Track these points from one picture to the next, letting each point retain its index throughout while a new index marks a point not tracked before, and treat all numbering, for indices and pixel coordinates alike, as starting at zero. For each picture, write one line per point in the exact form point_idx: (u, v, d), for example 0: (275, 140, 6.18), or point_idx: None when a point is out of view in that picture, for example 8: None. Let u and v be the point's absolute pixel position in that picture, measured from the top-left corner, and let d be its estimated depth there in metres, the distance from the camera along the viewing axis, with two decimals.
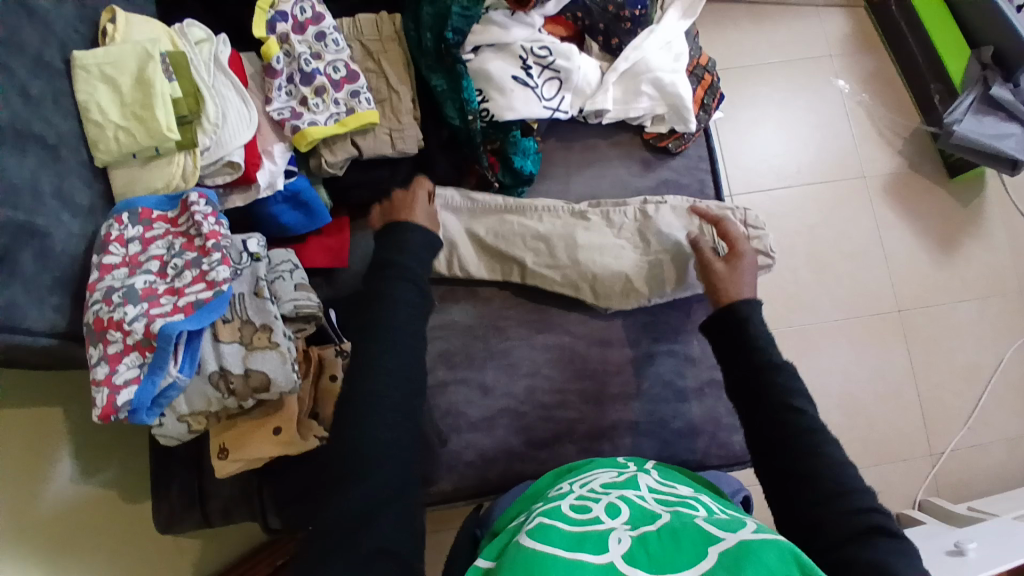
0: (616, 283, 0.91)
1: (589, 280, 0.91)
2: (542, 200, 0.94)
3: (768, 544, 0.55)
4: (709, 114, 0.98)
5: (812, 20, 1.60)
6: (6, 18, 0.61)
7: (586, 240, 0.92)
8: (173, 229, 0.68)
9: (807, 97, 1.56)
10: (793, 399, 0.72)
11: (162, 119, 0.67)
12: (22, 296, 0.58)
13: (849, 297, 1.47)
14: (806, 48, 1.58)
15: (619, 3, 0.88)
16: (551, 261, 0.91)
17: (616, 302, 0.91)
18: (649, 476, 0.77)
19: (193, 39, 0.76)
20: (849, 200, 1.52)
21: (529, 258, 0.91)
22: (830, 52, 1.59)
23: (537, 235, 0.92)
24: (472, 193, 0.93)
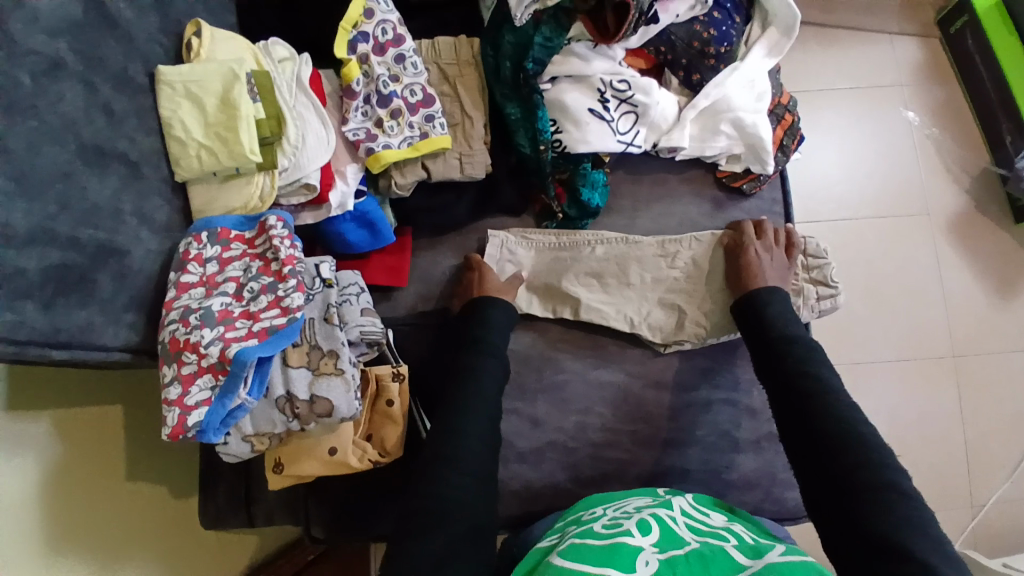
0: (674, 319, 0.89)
1: (647, 317, 0.90)
2: (597, 232, 0.92)
3: (795, 566, 0.56)
4: (787, 155, 0.95)
5: (883, 47, 1.53)
6: (90, 33, 0.61)
7: (640, 278, 0.90)
8: (250, 250, 0.68)
9: (871, 124, 1.50)
10: (841, 425, 0.68)
11: (246, 142, 0.67)
12: (99, 317, 0.59)
13: (901, 338, 1.42)
14: (875, 76, 1.52)
15: (705, 39, 0.87)
16: (606, 297, 0.90)
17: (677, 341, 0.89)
18: (683, 500, 0.74)
19: (276, 57, 0.77)
20: (911, 236, 1.46)
21: (585, 295, 0.90)
22: (901, 81, 1.52)
23: (591, 271, 0.91)
24: (527, 232, 0.93)
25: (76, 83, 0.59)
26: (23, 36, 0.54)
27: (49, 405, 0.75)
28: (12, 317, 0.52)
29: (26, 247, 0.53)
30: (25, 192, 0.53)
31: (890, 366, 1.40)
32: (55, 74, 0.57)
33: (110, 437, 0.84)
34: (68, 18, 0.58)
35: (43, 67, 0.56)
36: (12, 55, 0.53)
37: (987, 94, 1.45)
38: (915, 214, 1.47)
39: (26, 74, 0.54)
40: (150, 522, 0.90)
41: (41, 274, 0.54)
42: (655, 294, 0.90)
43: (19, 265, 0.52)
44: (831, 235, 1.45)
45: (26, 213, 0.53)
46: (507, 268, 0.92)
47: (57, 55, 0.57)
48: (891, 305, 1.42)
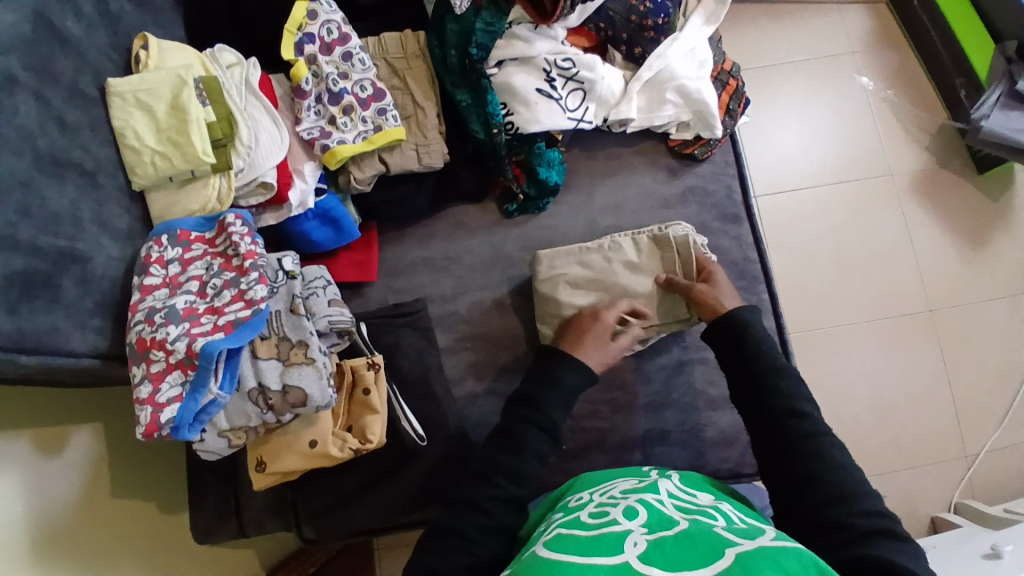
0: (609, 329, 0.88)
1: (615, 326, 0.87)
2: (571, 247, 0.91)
3: (785, 550, 0.54)
4: (735, 119, 0.98)
5: (833, 17, 1.58)
6: (41, 48, 0.62)
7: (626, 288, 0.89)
8: (212, 250, 0.69)
9: (829, 92, 1.54)
10: (797, 402, 0.71)
11: (198, 144, 0.69)
12: (65, 321, 0.60)
13: (877, 296, 1.44)
14: (826, 45, 1.56)
15: (641, 12, 0.89)
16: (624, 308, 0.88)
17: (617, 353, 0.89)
18: (670, 482, 0.73)
19: (224, 63, 0.78)
20: (876, 196, 1.49)
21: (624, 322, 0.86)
22: (852, 49, 1.56)
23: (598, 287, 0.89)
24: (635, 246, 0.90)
25: (29, 97, 0.60)
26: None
27: (32, 422, 0.76)
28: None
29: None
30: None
31: (867, 323, 1.43)
32: (9, 88, 0.58)
33: (94, 452, 0.85)
34: (17, 35, 0.59)
35: None
36: None
37: (937, 53, 1.50)
38: (879, 175, 1.50)
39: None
40: (141, 536, 0.90)
41: (4, 280, 0.55)
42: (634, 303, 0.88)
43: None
44: (799, 204, 1.48)
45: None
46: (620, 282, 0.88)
47: (9, 70, 0.58)
48: (864, 265, 1.46)
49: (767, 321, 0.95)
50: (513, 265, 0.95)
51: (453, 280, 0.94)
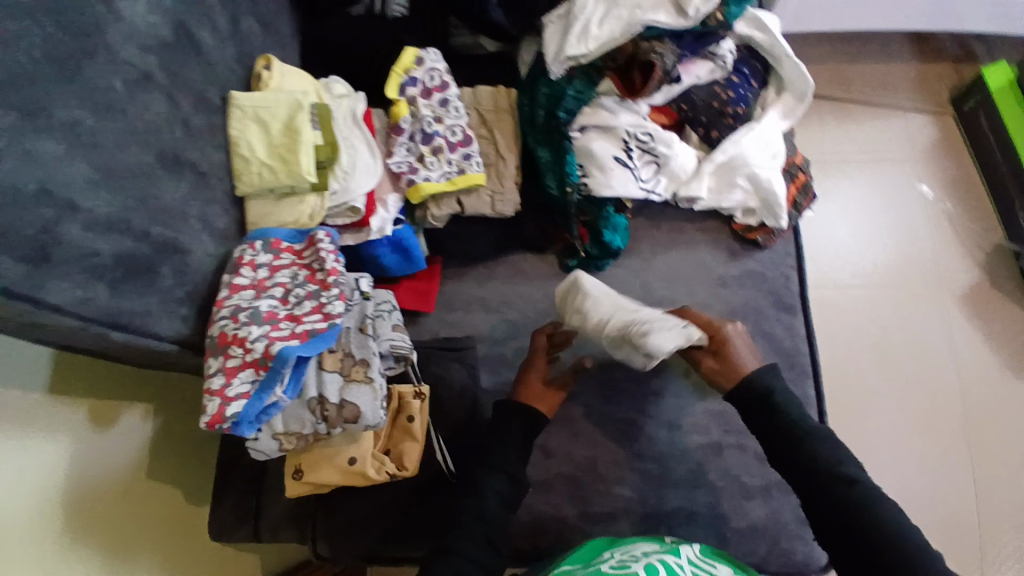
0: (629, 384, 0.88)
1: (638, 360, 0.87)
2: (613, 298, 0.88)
3: None
4: (799, 212, 1.01)
5: (898, 122, 1.62)
6: (179, 53, 0.66)
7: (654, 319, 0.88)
8: (298, 261, 0.73)
9: (887, 196, 1.56)
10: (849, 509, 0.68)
11: (305, 164, 0.74)
12: (157, 306, 0.63)
13: (916, 399, 1.41)
14: (889, 150, 1.60)
15: (723, 99, 0.93)
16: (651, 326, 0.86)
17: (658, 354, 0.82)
18: (690, 549, 0.72)
19: (336, 93, 0.84)
20: (924, 304, 1.48)
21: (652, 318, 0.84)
22: (914, 156, 1.59)
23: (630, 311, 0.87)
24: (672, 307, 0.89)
25: (162, 96, 0.64)
26: (119, 47, 0.58)
27: (90, 395, 0.80)
28: (84, 293, 0.55)
29: (103, 233, 0.56)
30: (109, 185, 0.57)
31: (903, 427, 1.39)
32: (145, 85, 0.61)
33: (138, 432, 0.87)
34: (160, 38, 0.63)
35: (136, 78, 0.60)
36: (110, 63, 0.58)
37: (1000, 171, 1.52)
38: (930, 282, 1.50)
39: (119, 81, 0.59)
40: (162, 527, 0.90)
41: (112, 258, 0.57)
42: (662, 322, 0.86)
43: (97, 248, 0.55)
44: (846, 300, 1.48)
45: (107, 204, 0.57)
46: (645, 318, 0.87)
47: (147, 69, 0.62)
48: (906, 367, 1.43)
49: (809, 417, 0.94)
50: None
51: (504, 322, 0.97)
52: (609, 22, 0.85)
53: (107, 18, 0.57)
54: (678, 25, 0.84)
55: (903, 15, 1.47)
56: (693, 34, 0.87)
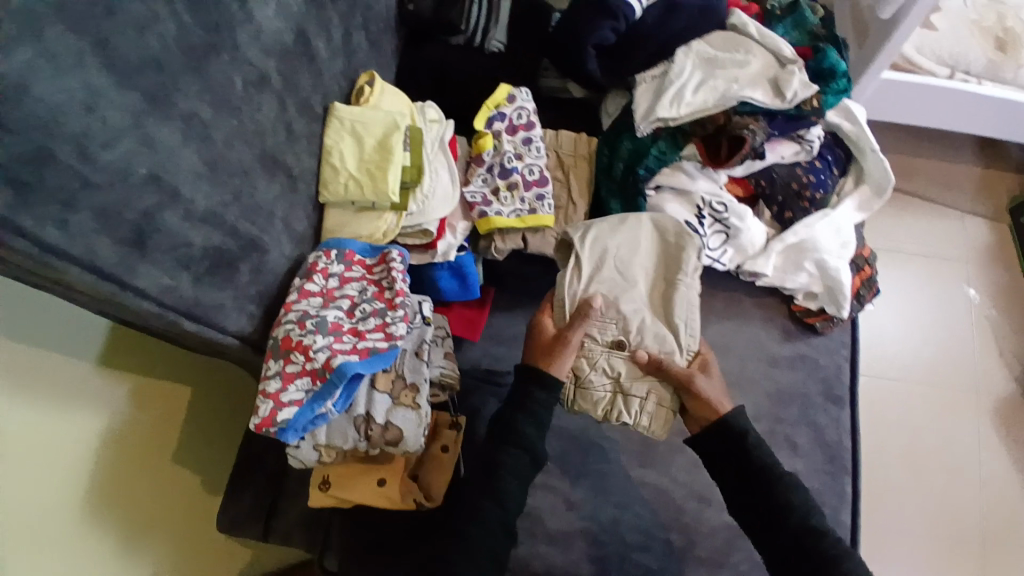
0: (613, 355, 0.80)
1: (636, 315, 0.82)
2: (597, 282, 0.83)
3: None
4: (861, 304, 0.99)
5: (954, 222, 1.60)
6: (295, 60, 0.68)
7: (632, 315, 0.82)
8: (367, 275, 0.74)
9: (936, 294, 1.53)
10: None
11: (391, 183, 0.75)
12: (229, 301, 0.64)
13: (935, 506, 1.36)
14: (942, 249, 1.58)
15: (803, 182, 0.93)
16: (625, 315, 0.82)
17: (680, 279, 0.82)
18: None
19: (427, 117, 0.86)
20: (957, 409, 1.44)
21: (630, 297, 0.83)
22: (966, 259, 1.57)
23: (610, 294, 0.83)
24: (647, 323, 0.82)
25: (272, 99, 0.65)
26: (243, 47, 0.59)
27: (128, 374, 0.79)
28: (170, 281, 0.56)
29: (198, 225, 0.57)
30: (212, 180, 0.58)
31: (918, 533, 1.34)
32: (261, 87, 0.63)
33: (168, 417, 0.85)
34: (282, 42, 0.65)
35: (255, 80, 0.62)
36: (235, 62, 0.59)
37: None
38: (964, 388, 1.46)
39: (240, 80, 0.60)
40: (171, 513, 0.88)
41: (202, 251, 0.58)
42: (639, 315, 0.82)
43: (190, 239, 0.56)
44: (880, 391, 1.45)
45: (206, 196, 0.58)
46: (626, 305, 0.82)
47: (266, 73, 0.63)
48: (930, 471, 1.39)
49: (843, 514, 0.91)
50: None
51: None
52: (704, 91, 0.86)
53: (238, 17, 0.58)
54: (772, 104, 0.85)
55: (978, 122, 1.47)
56: (785, 115, 0.87)
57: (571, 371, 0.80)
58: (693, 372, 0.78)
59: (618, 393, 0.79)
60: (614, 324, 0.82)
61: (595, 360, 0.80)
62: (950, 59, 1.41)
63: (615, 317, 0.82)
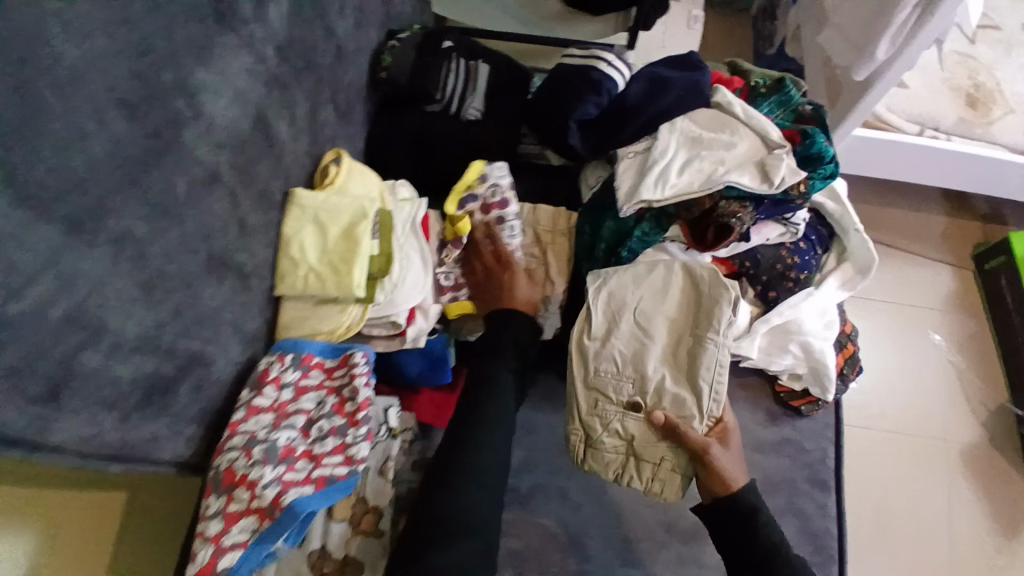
0: (627, 416, 0.79)
1: (655, 374, 0.80)
2: (616, 337, 0.82)
3: None
4: (845, 383, 0.97)
5: (921, 269, 1.55)
6: (251, 150, 0.61)
7: (649, 373, 0.80)
8: (326, 382, 0.68)
9: (903, 341, 1.48)
10: None
11: (357, 277, 0.68)
12: (165, 431, 0.58)
13: (908, 563, 1.28)
14: (910, 296, 1.52)
15: (787, 263, 0.90)
16: (642, 373, 0.80)
17: (711, 337, 0.80)
18: None
19: (399, 197, 0.80)
20: (925, 459, 1.37)
21: (649, 356, 0.81)
22: (933, 306, 1.52)
23: (629, 351, 0.81)
24: (665, 380, 0.80)
25: (223, 196, 0.58)
26: (190, 148, 0.52)
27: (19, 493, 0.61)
28: (90, 430, 0.49)
29: (127, 357, 0.51)
30: (146, 302, 0.51)
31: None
32: (210, 186, 0.56)
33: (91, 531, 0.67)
34: (237, 134, 0.58)
35: (202, 179, 0.55)
36: (179, 162, 0.52)
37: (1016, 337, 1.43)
38: (933, 441, 1.38)
39: (183, 182, 0.52)
40: None
41: (131, 385, 0.52)
42: (656, 375, 0.80)
43: (116, 377, 0.50)
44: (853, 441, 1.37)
45: (139, 322, 0.51)
46: (643, 364, 0.81)
47: (216, 168, 0.56)
48: (902, 525, 1.31)
49: None
50: None
51: (523, 451, 0.92)
52: (689, 172, 0.83)
53: (184, 117, 0.51)
54: (760, 189, 0.81)
55: (955, 178, 1.35)
56: (772, 199, 0.85)
57: (581, 425, 0.81)
58: (709, 441, 0.76)
59: (629, 456, 0.79)
60: (630, 382, 0.80)
61: (608, 419, 0.80)
62: (919, 117, 1.32)
63: (633, 375, 0.80)
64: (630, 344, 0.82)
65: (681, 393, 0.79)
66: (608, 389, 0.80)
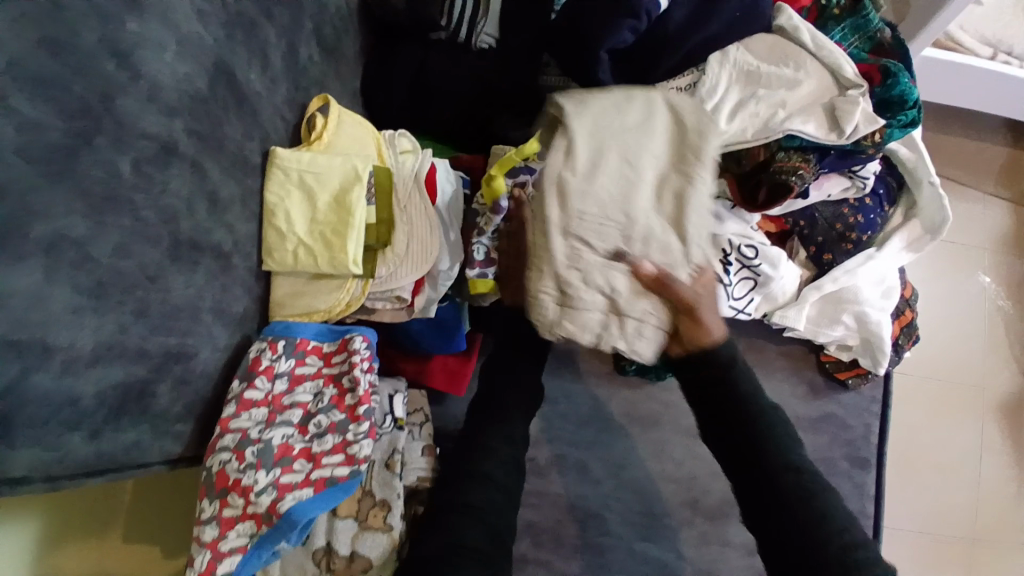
0: (612, 270, 0.60)
1: (642, 217, 0.61)
2: (596, 169, 0.61)
3: None
4: (898, 354, 0.88)
5: (974, 206, 1.35)
6: (212, 110, 0.52)
7: (636, 213, 0.60)
8: (325, 369, 0.61)
9: (950, 281, 1.29)
10: None
11: (352, 252, 0.60)
12: (149, 432, 0.52)
13: (922, 509, 1.17)
14: (961, 234, 1.32)
15: (849, 223, 0.79)
16: (627, 213, 0.60)
17: (699, 176, 0.61)
18: None
19: (399, 149, 0.70)
20: (955, 405, 1.22)
21: (635, 193, 0.61)
22: (983, 245, 1.32)
23: (613, 187, 0.61)
24: (654, 221, 0.61)
25: (185, 170, 0.50)
26: (133, 117, 0.44)
27: None
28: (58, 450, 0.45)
29: (90, 369, 0.45)
30: (100, 306, 0.45)
31: (904, 539, 1.16)
32: (164, 161, 0.48)
33: None
34: (191, 96, 0.49)
35: (153, 153, 0.47)
36: (119, 141, 0.44)
37: None
38: (960, 386, 1.24)
39: (128, 163, 0.45)
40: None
41: (97, 399, 0.46)
42: (644, 216, 0.61)
43: (78, 393, 0.45)
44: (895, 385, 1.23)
45: (96, 332, 0.45)
46: (626, 202, 0.61)
47: (171, 139, 0.48)
48: (926, 471, 1.19)
49: None
50: (609, 430, 0.86)
51: (540, 423, 0.85)
52: (742, 117, 0.70)
53: (119, 80, 0.43)
54: (826, 139, 0.69)
55: (1022, 111, 1.17)
56: (840, 150, 0.72)
57: (558, 280, 0.60)
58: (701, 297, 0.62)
59: (612, 317, 0.61)
60: (615, 230, 0.60)
61: (588, 276, 0.60)
62: (994, 39, 1.10)
63: (619, 219, 0.60)
64: (606, 176, 0.61)
65: (671, 236, 0.61)
66: (583, 233, 0.60)
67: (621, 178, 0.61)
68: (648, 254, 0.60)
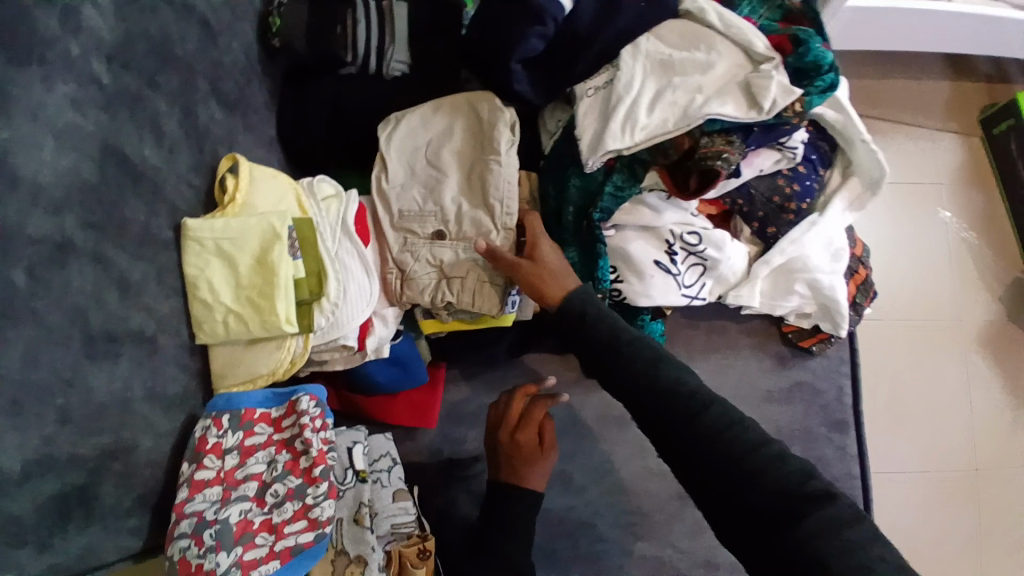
0: (435, 246, 0.72)
1: (453, 205, 0.73)
2: (412, 176, 0.75)
3: None
4: (858, 313, 0.88)
5: (925, 143, 1.35)
6: (108, 195, 0.50)
7: (446, 204, 0.73)
8: (276, 435, 0.60)
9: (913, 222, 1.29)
10: None
11: (282, 311, 0.58)
12: (100, 534, 0.51)
13: (919, 451, 1.18)
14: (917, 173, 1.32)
15: (786, 194, 0.78)
16: (439, 202, 0.73)
17: (493, 159, 0.72)
18: None
19: (320, 196, 0.68)
20: (937, 346, 1.22)
21: (443, 187, 0.74)
22: (939, 180, 1.33)
23: (424, 185, 0.74)
24: (466, 204, 0.73)
25: (86, 264, 0.48)
26: (17, 224, 0.43)
27: None
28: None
29: (20, 488, 0.44)
30: (17, 421, 0.43)
31: (906, 485, 1.17)
32: (62, 260, 0.46)
33: None
34: (80, 187, 0.48)
35: (47, 255, 0.45)
36: (8, 252, 0.43)
37: None
38: (939, 325, 1.24)
39: (21, 272, 0.44)
40: None
41: (34, 514, 0.45)
42: (452, 203, 0.73)
43: (11, 513, 0.43)
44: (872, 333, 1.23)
45: (19, 450, 0.44)
46: (437, 194, 0.73)
47: (65, 237, 0.47)
48: (920, 415, 1.19)
49: None
50: (590, 435, 0.84)
51: None
52: (661, 108, 0.69)
53: None
54: (746, 118, 0.68)
55: (951, 45, 1.17)
56: (762, 125, 0.70)
57: (395, 265, 0.73)
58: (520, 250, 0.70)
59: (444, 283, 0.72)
60: (432, 215, 0.73)
61: (417, 253, 0.73)
62: None
63: (433, 210, 0.73)
64: (421, 179, 0.75)
65: (478, 213, 0.72)
66: (408, 224, 0.73)
67: (432, 178, 0.74)
68: (465, 230, 0.72)
